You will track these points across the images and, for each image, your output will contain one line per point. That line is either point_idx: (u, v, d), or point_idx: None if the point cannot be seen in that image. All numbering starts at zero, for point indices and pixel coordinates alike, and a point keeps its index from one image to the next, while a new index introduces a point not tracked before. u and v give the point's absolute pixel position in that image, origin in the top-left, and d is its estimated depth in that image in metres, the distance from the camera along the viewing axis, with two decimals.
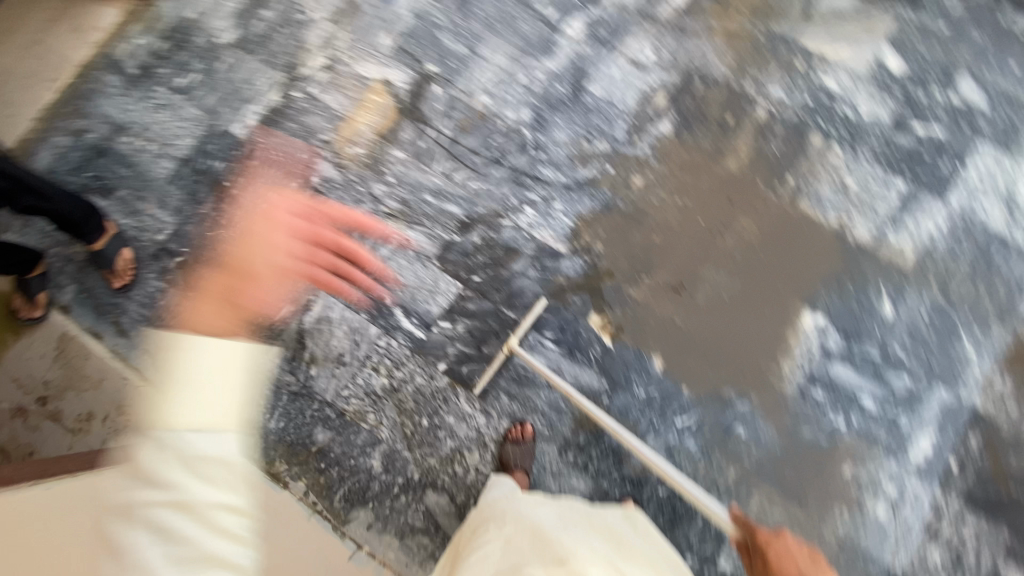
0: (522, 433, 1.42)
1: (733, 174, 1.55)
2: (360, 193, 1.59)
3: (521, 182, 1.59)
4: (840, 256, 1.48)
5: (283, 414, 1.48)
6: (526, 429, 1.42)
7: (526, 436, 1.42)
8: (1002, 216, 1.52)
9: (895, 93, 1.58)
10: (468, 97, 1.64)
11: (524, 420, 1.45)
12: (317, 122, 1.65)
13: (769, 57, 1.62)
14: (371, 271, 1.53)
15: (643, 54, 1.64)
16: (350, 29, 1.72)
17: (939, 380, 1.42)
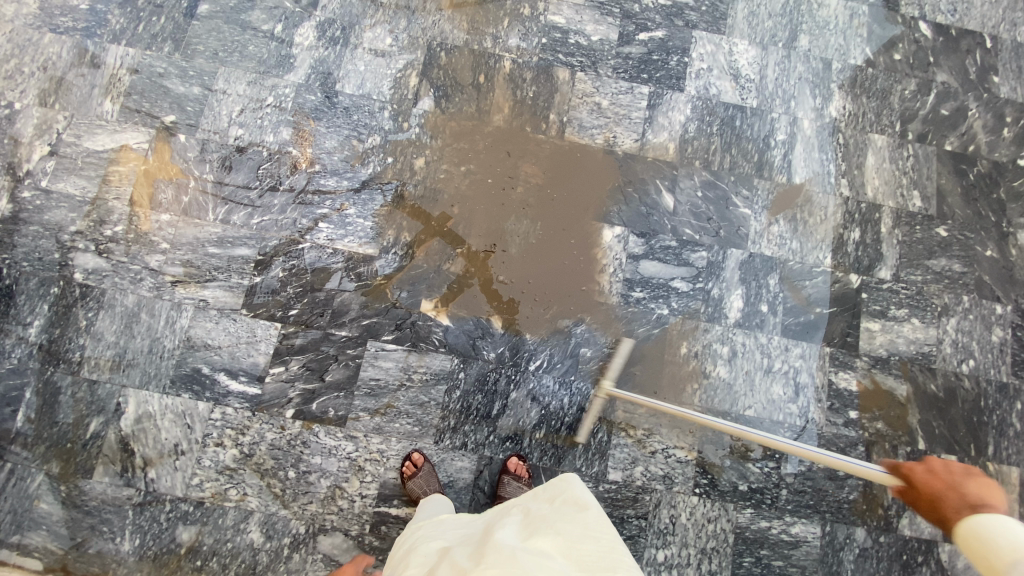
0: (414, 465, 1.38)
1: (502, 128, 1.62)
2: (136, 272, 1.46)
3: (305, 200, 1.53)
4: (616, 169, 1.62)
5: (135, 531, 1.33)
6: (415, 458, 1.38)
7: (419, 464, 1.38)
8: (733, 86, 1.70)
9: (614, 11, 1.72)
10: (220, 136, 1.55)
11: (413, 452, 1.41)
12: (60, 215, 1.48)
13: (497, 10, 1.69)
14: (179, 346, 1.42)
15: (380, 41, 1.64)
16: (62, 106, 1.55)
17: (730, 243, 1.59)
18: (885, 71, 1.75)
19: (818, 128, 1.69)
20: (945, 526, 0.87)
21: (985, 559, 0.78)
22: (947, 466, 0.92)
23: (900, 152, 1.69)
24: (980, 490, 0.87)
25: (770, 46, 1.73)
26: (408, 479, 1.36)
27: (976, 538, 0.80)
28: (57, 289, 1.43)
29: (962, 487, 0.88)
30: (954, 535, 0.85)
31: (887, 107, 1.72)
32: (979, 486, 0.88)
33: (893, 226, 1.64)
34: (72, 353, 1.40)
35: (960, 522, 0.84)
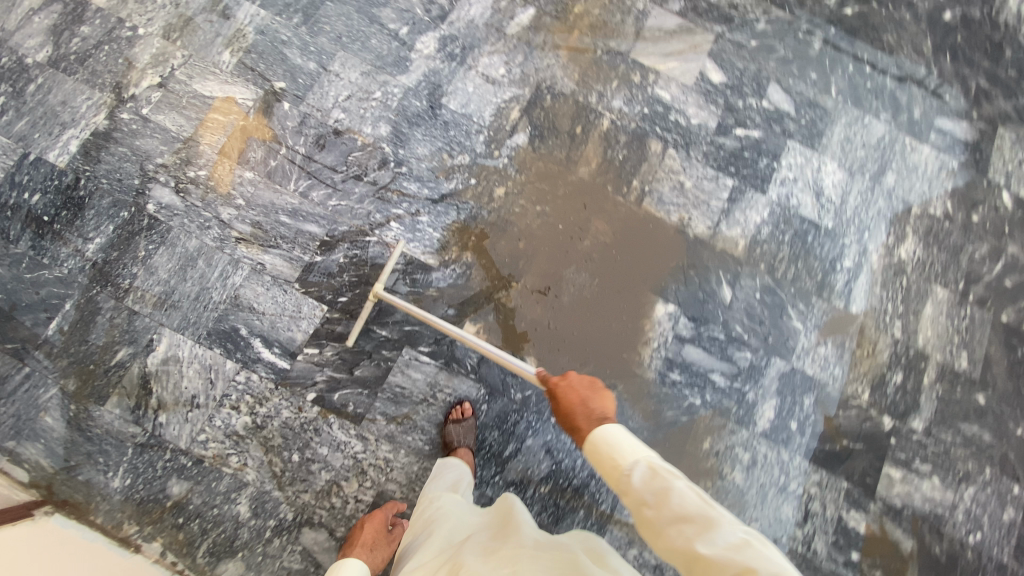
0: (462, 413, 1.42)
1: (585, 180, 1.66)
2: (205, 219, 1.48)
3: (384, 197, 1.56)
4: (683, 249, 1.64)
5: (129, 471, 1.32)
6: (465, 407, 1.42)
7: (466, 415, 1.42)
8: (813, 203, 1.73)
9: (718, 101, 1.78)
10: (321, 114, 1.59)
11: (463, 400, 1.45)
12: (150, 145, 1.51)
13: (609, 70, 1.75)
14: (225, 302, 1.43)
15: (494, 69, 1.70)
16: (182, 44, 1.59)
17: (775, 352, 1.60)
18: (960, 228, 1.78)
19: (885, 265, 1.71)
20: (580, 436, 1.04)
21: (607, 459, 0.96)
22: (580, 382, 1.12)
23: (958, 310, 1.71)
24: (603, 406, 1.06)
25: (857, 175, 1.78)
26: (453, 422, 1.40)
27: (599, 447, 0.98)
28: (126, 214, 1.46)
29: (589, 402, 1.07)
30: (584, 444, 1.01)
31: (955, 264, 1.74)
32: (602, 400, 1.08)
33: (935, 379, 1.64)
34: (121, 279, 1.41)
35: (597, 434, 0.99)
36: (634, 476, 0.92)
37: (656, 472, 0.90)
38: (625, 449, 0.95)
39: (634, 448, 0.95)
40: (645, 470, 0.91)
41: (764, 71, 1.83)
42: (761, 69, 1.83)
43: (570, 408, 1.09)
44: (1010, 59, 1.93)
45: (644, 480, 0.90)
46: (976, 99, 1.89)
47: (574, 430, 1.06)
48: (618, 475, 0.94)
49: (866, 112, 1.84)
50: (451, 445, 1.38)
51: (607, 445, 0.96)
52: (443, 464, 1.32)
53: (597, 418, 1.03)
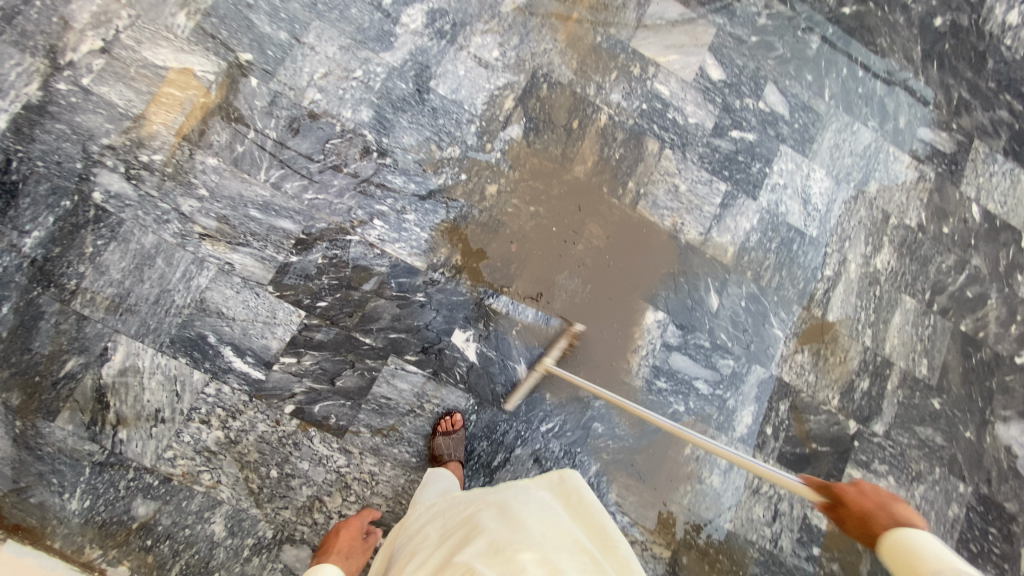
0: (452, 424, 1.37)
1: (580, 180, 1.59)
2: (163, 211, 1.32)
3: (366, 192, 1.44)
4: (675, 255, 1.62)
5: (88, 491, 1.22)
6: (456, 418, 1.38)
7: (456, 427, 1.37)
8: (800, 211, 1.74)
9: (716, 100, 1.72)
10: (295, 94, 1.43)
11: (453, 411, 1.40)
12: (93, 122, 1.31)
13: (609, 60, 1.65)
14: (189, 306, 1.30)
15: (487, 51, 1.56)
16: (129, 2, 1.37)
17: (756, 360, 1.64)
18: (932, 239, 1.84)
19: (861, 274, 1.76)
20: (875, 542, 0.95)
21: (909, 567, 0.87)
22: (873, 488, 1.02)
23: (923, 319, 1.78)
24: (903, 509, 0.97)
25: (843, 183, 1.79)
26: (442, 434, 1.35)
27: (907, 551, 0.88)
28: (68, 203, 1.28)
29: (890, 507, 0.97)
30: (883, 548, 0.92)
31: (924, 274, 1.81)
32: (905, 508, 0.97)
33: (897, 385, 1.73)
34: (66, 279, 1.25)
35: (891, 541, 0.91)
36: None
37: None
38: (936, 555, 0.86)
39: (946, 558, 0.85)
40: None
41: (762, 70, 1.78)
42: (760, 67, 1.78)
43: (858, 517, 0.98)
44: (990, 70, 1.96)
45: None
46: (957, 110, 1.92)
47: (871, 543, 0.96)
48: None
49: (856, 118, 1.84)
50: (440, 458, 1.34)
51: (914, 553, 0.87)
52: (432, 472, 1.29)
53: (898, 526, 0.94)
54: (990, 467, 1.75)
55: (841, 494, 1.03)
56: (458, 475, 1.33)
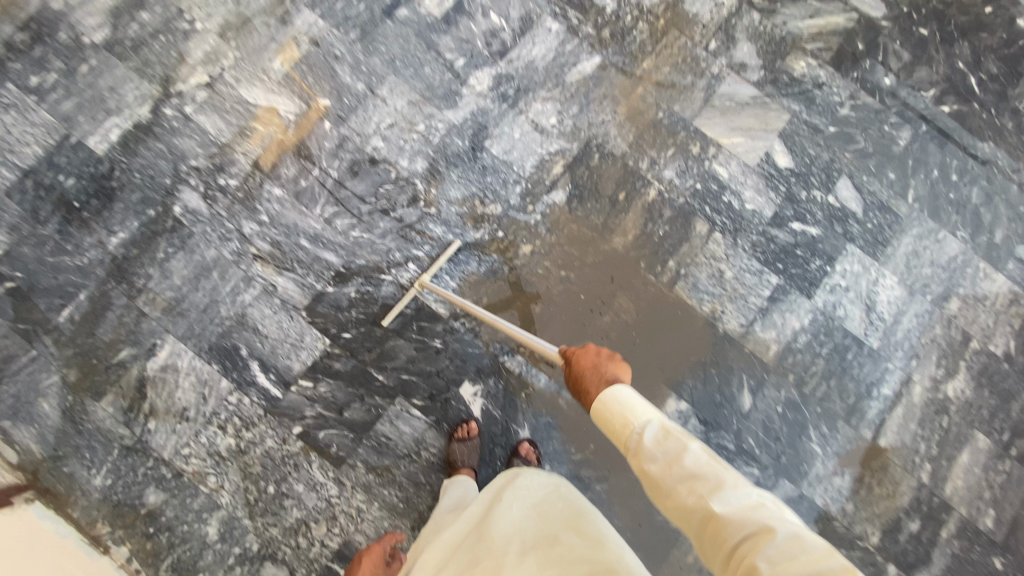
0: (467, 432, 1.40)
1: (618, 252, 1.57)
2: (227, 230, 1.47)
3: (407, 237, 1.51)
4: (708, 344, 1.54)
5: (112, 471, 1.35)
6: (471, 426, 1.41)
7: (471, 435, 1.40)
8: (862, 317, 1.59)
9: (779, 188, 1.64)
10: (360, 139, 1.55)
11: (470, 419, 1.44)
12: (187, 145, 1.51)
13: (667, 136, 1.64)
14: (231, 319, 1.43)
15: (545, 117, 1.61)
16: (237, 45, 1.57)
17: (785, 474, 1.49)
18: (1021, 372, 1.60)
19: (927, 400, 1.56)
20: (588, 401, 1.02)
21: (616, 418, 0.94)
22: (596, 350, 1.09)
23: (1000, 465, 1.55)
24: (616, 370, 1.03)
25: (917, 295, 1.62)
26: (457, 440, 1.39)
27: (605, 411, 0.95)
28: (153, 212, 1.47)
29: (601, 367, 1.04)
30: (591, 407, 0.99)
31: (1006, 411, 1.58)
32: (615, 366, 1.05)
33: (955, 535, 1.50)
34: (136, 278, 1.43)
35: (600, 396, 0.97)
36: (644, 434, 0.90)
37: (668, 432, 0.89)
38: (628, 406, 0.93)
39: (644, 408, 0.93)
40: (656, 428, 0.90)
41: (837, 162, 1.67)
42: (835, 159, 1.67)
43: (580, 377, 1.06)
44: None
45: (657, 437, 0.89)
46: None
47: (585, 401, 1.03)
48: (625, 432, 0.93)
49: (943, 225, 1.67)
50: (454, 462, 1.37)
51: (616, 404, 0.94)
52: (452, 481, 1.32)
53: (607, 380, 1.01)
54: None
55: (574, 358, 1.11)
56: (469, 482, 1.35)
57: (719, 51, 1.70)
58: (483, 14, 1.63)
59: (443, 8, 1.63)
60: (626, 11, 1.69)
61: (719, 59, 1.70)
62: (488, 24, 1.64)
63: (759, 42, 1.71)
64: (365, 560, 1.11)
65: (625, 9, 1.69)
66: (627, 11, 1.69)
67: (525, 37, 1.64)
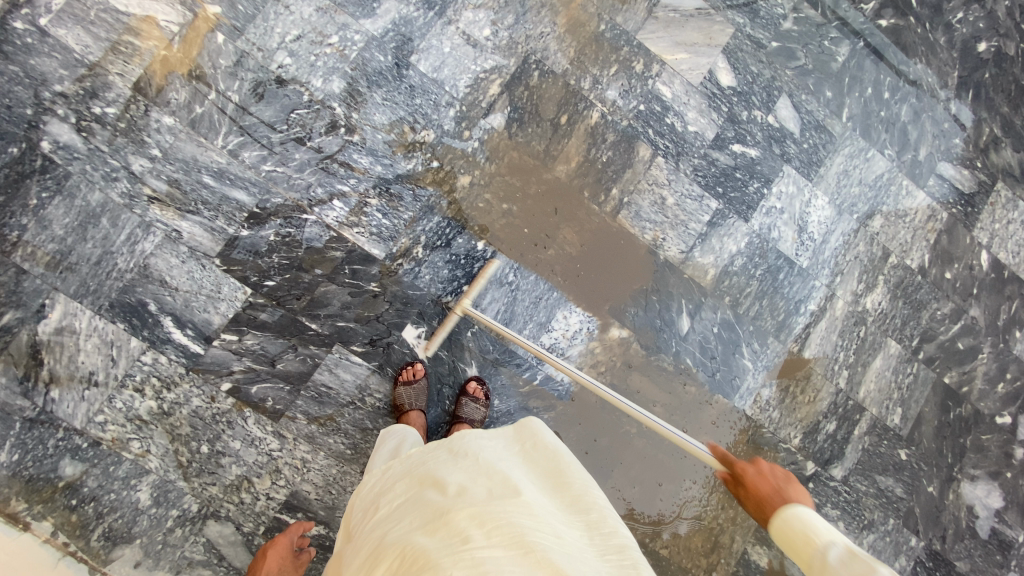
0: (413, 373, 1.36)
1: (561, 181, 1.51)
2: (112, 168, 1.27)
3: (330, 170, 1.36)
4: (650, 272, 1.55)
5: (16, 445, 1.21)
6: (417, 368, 1.37)
7: (418, 376, 1.36)
8: (794, 238, 1.63)
9: (721, 109, 1.60)
10: (263, 55, 1.34)
11: (415, 361, 1.39)
12: (45, 65, 1.25)
13: (610, 52, 1.53)
14: (131, 271, 1.26)
15: (478, 28, 1.45)
16: None
17: (720, 390, 1.57)
18: (931, 283, 1.74)
19: (848, 313, 1.67)
20: (761, 515, 0.93)
21: (798, 536, 0.85)
22: (772, 468, 0.96)
23: (905, 367, 1.71)
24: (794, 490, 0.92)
25: (845, 214, 1.67)
26: (403, 383, 1.35)
27: (788, 530, 0.87)
28: (14, 149, 1.23)
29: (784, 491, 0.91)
30: (771, 526, 0.90)
31: (916, 319, 1.72)
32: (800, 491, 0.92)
33: (866, 432, 1.67)
34: (6, 230, 1.22)
35: (783, 512, 0.88)
36: (829, 554, 0.82)
37: (856, 556, 0.80)
38: (808, 528, 0.85)
39: (829, 530, 0.84)
40: (843, 549, 0.82)
41: (778, 80, 1.64)
42: (776, 77, 1.64)
43: (758, 497, 0.93)
44: None
45: (843, 560, 0.80)
46: (984, 148, 1.81)
47: (761, 520, 0.93)
48: (807, 550, 0.84)
49: (872, 144, 1.71)
50: (401, 406, 1.34)
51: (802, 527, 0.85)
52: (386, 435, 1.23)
53: (776, 489, 0.92)
54: (946, 523, 1.71)
55: (742, 474, 0.99)
56: (419, 423, 1.33)
57: None
58: None
59: None
60: None
61: None
62: None
63: None
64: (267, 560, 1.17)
65: None
66: None
67: None
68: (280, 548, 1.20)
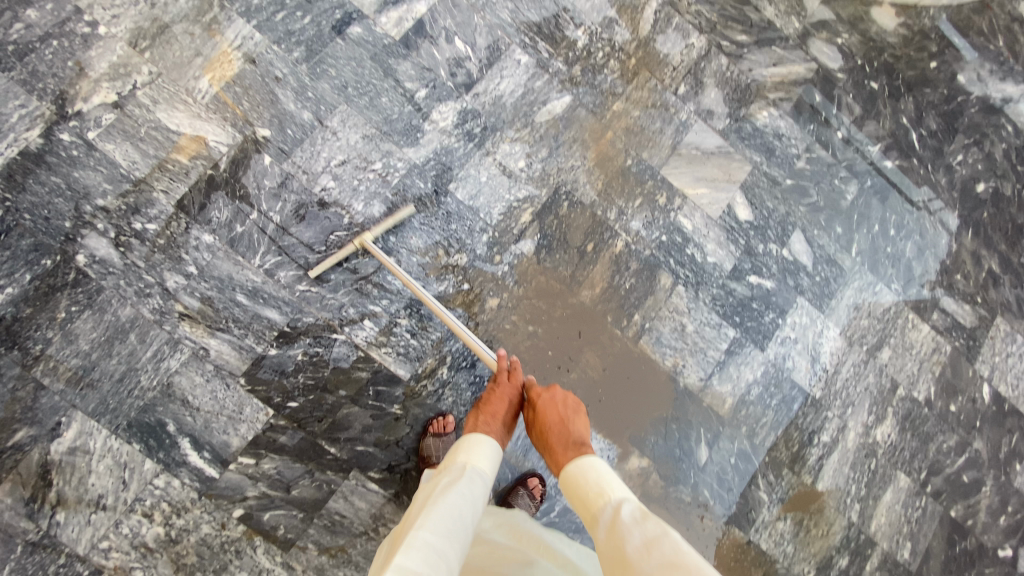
0: (443, 425, 1.35)
1: (585, 306, 1.54)
2: (145, 284, 1.27)
3: (363, 291, 1.36)
4: (669, 398, 1.56)
5: (13, 572, 1.16)
6: (448, 421, 1.35)
7: (447, 429, 1.35)
8: (807, 368, 1.67)
9: (739, 241, 1.66)
10: (307, 177, 1.37)
11: (445, 412, 1.38)
12: (91, 180, 1.27)
13: (636, 185, 1.61)
14: (154, 390, 1.24)
15: (513, 159, 1.52)
16: (152, 58, 1.33)
17: (736, 522, 1.57)
18: (938, 415, 1.78)
19: (859, 444, 1.69)
20: (557, 461, 1.11)
21: (591, 489, 1.00)
22: (561, 402, 1.23)
23: (914, 500, 1.72)
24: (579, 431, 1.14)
25: (855, 345, 1.72)
26: (432, 434, 1.34)
27: (574, 480, 1.03)
28: (50, 261, 1.23)
29: (567, 424, 1.17)
30: (561, 472, 1.07)
31: (923, 452, 1.75)
32: (578, 422, 1.18)
33: (877, 566, 1.66)
34: (31, 343, 1.21)
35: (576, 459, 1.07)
36: (618, 507, 0.96)
37: (644, 511, 0.94)
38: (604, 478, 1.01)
39: (621, 488, 1.00)
40: (633, 506, 0.95)
41: (792, 216, 1.72)
42: (790, 213, 1.72)
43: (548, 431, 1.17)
44: None
45: (633, 517, 0.93)
46: (983, 284, 1.90)
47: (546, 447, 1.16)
48: (598, 506, 0.98)
49: (880, 278, 1.78)
50: (428, 458, 1.33)
51: (583, 472, 1.03)
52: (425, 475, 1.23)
53: (575, 445, 1.11)
54: None
55: (537, 403, 1.24)
56: None
57: (688, 96, 1.68)
58: (446, 39, 1.51)
59: (402, 27, 1.48)
60: (598, 46, 1.63)
61: (687, 104, 1.68)
62: (452, 51, 1.52)
63: (725, 88, 1.72)
64: (495, 399, 1.22)
65: (596, 44, 1.63)
66: (598, 47, 1.63)
67: (492, 68, 1.54)
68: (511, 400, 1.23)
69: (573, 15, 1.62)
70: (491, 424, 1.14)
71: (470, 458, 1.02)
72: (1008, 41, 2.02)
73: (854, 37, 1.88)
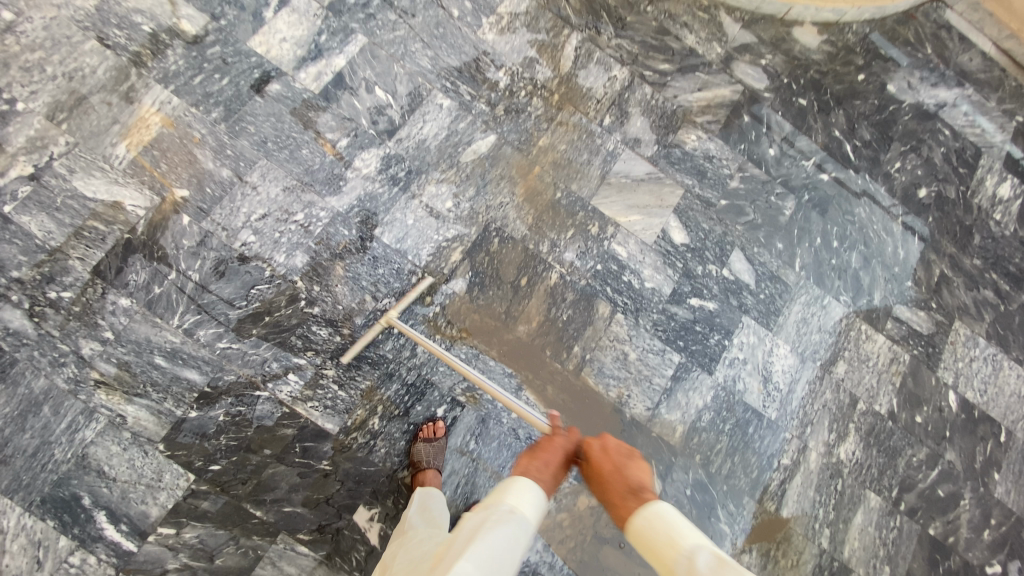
0: (432, 431, 1.37)
1: (522, 340, 1.51)
2: (60, 353, 1.25)
3: (286, 345, 1.35)
4: (617, 431, 1.52)
5: None
6: (437, 426, 1.37)
7: (438, 434, 1.36)
8: (759, 389, 1.63)
9: (676, 265, 1.65)
10: (227, 234, 1.37)
11: (435, 418, 1.40)
12: (5, 252, 1.27)
13: (566, 217, 1.60)
14: (68, 462, 1.20)
15: (440, 201, 1.52)
16: (69, 128, 1.35)
17: None
18: (903, 429, 1.72)
19: (822, 465, 1.63)
20: (615, 508, 1.05)
21: (663, 536, 0.96)
22: (615, 448, 1.13)
23: (888, 520, 1.64)
24: (637, 473, 1.07)
25: (808, 361, 1.69)
26: (422, 440, 1.35)
27: (644, 530, 0.98)
28: None
29: (624, 469, 1.08)
30: (626, 524, 1.02)
31: (892, 468, 1.68)
32: (637, 469, 1.08)
33: None
34: None
35: (637, 512, 1.00)
36: (695, 558, 0.91)
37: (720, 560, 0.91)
38: (673, 524, 0.97)
39: (689, 533, 0.95)
40: (708, 556, 0.91)
41: (729, 236, 1.71)
42: (727, 233, 1.72)
43: (602, 472, 1.09)
44: (977, 246, 1.95)
45: (710, 567, 0.89)
46: (937, 289, 1.87)
47: (607, 500, 1.07)
48: (673, 555, 0.94)
49: (827, 290, 1.76)
50: (419, 463, 1.32)
51: (658, 521, 0.97)
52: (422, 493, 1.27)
53: (633, 490, 1.04)
54: None
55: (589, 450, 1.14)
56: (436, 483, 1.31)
57: (614, 127, 1.70)
58: (367, 89, 1.54)
59: (321, 81, 1.51)
60: (520, 84, 1.65)
61: (613, 134, 1.70)
62: (373, 100, 1.54)
63: (651, 116, 1.74)
64: (551, 448, 1.12)
65: (518, 84, 1.65)
66: (521, 84, 1.66)
67: (413, 113, 1.56)
68: (565, 445, 1.15)
69: (493, 57, 1.65)
70: (543, 471, 1.05)
71: (519, 504, 0.96)
72: (936, 48, 2.06)
73: (778, 56, 1.92)
